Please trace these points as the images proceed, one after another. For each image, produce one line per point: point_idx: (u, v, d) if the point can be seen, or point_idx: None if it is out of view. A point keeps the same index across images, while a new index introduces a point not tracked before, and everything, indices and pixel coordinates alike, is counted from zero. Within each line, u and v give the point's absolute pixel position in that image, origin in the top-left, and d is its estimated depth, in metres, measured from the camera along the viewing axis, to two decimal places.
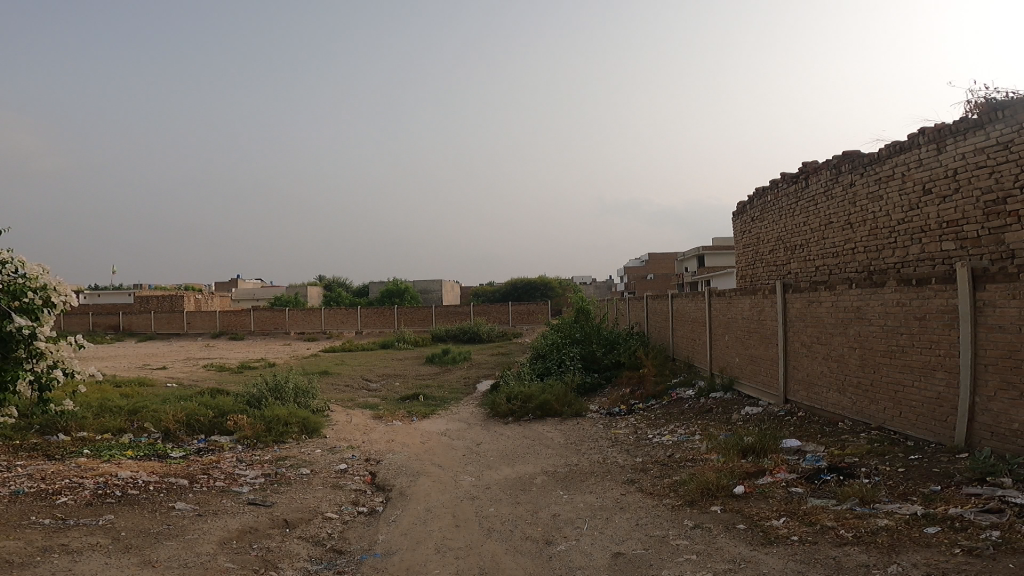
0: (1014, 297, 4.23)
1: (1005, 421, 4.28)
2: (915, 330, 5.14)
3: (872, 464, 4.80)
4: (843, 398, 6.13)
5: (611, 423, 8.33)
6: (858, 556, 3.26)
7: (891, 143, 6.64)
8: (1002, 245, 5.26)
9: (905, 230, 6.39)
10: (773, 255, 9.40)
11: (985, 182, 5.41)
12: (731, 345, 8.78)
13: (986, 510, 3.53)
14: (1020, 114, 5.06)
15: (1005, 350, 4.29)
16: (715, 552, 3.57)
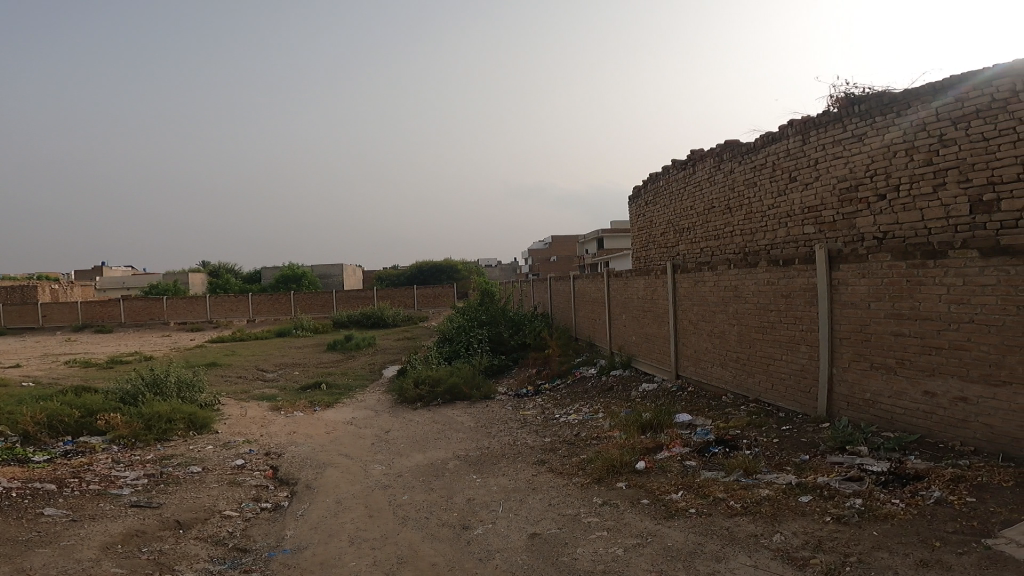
0: (863, 277, 4.75)
1: (859, 392, 4.83)
2: (782, 307, 5.60)
3: (752, 436, 5.19)
4: (725, 372, 6.57)
5: (519, 405, 8.47)
6: (747, 526, 3.53)
7: (766, 134, 7.08)
8: (853, 229, 5.75)
9: (774, 215, 6.89)
10: (664, 237, 9.84)
11: (841, 171, 5.86)
12: (627, 324, 9.18)
13: (848, 478, 3.94)
14: (872, 109, 5.48)
15: (856, 325, 4.83)
16: (624, 528, 3.74)
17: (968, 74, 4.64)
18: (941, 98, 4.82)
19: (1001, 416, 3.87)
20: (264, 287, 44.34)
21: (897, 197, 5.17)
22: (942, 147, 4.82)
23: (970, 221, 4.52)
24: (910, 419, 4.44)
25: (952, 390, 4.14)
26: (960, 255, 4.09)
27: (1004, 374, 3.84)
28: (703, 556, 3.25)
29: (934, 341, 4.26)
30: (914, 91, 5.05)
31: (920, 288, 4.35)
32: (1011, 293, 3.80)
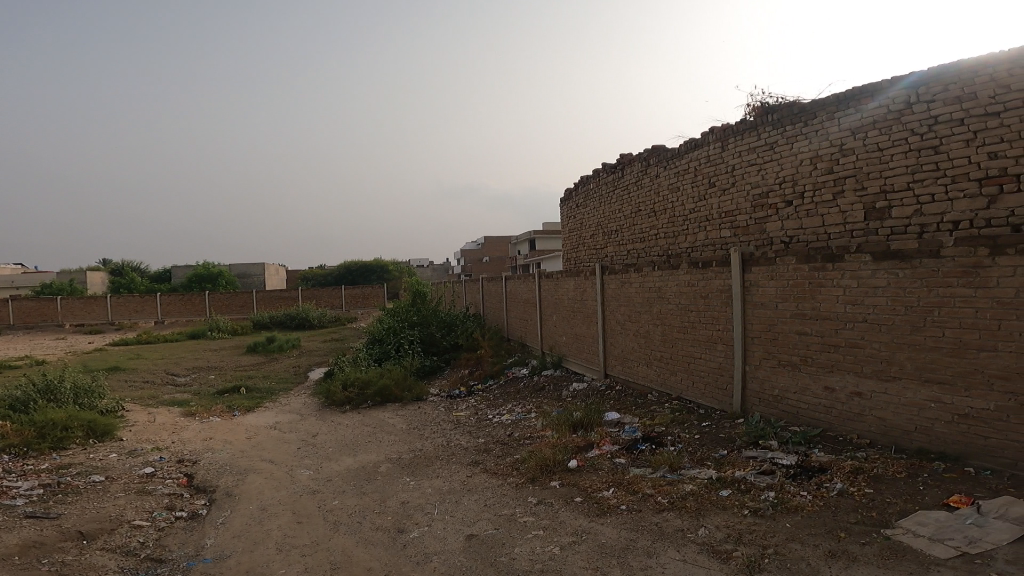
0: (772, 279, 5.06)
1: (769, 388, 5.12)
2: (701, 307, 5.86)
3: (675, 433, 5.36)
4: (650, 371, 6.77)
5: (451, 405, 8.41)
6: (674, 521, 3.64)
7: (689, 140, 7.23)
8: (764, 234, 6.04)
9: (695, 219, 7.10)
10: (592, 239, 9.98)
11: (754, 177, 6.12)
12: (559, 324, 9.36)
13: (762, 472, 4.13)
14: (784, 118, 5.73)
15: (765, 324, 5.13)
16: (559, 527, 3.77)
17: (864, 86, 4.92)
18: (842, 109, 5.10)
19: (892, 410, 4.20)
20: (175, 287, 42.06)
21: (801, 203, 5.47)
22: (841, 157, 5.14)
23: (865, 226, 4.86)
24: (814, 413, 4.75)
25: (849, 385, 4.47)
26: (856, 259, 4.42)
27: (895, 370, 4.18)
28: (635, 551, 3.32)
29: (832, 339, 4.59)
30: (819, 102, 5.31)
31: (820, 289, 4.68)
32: (899, 295, 4.14)
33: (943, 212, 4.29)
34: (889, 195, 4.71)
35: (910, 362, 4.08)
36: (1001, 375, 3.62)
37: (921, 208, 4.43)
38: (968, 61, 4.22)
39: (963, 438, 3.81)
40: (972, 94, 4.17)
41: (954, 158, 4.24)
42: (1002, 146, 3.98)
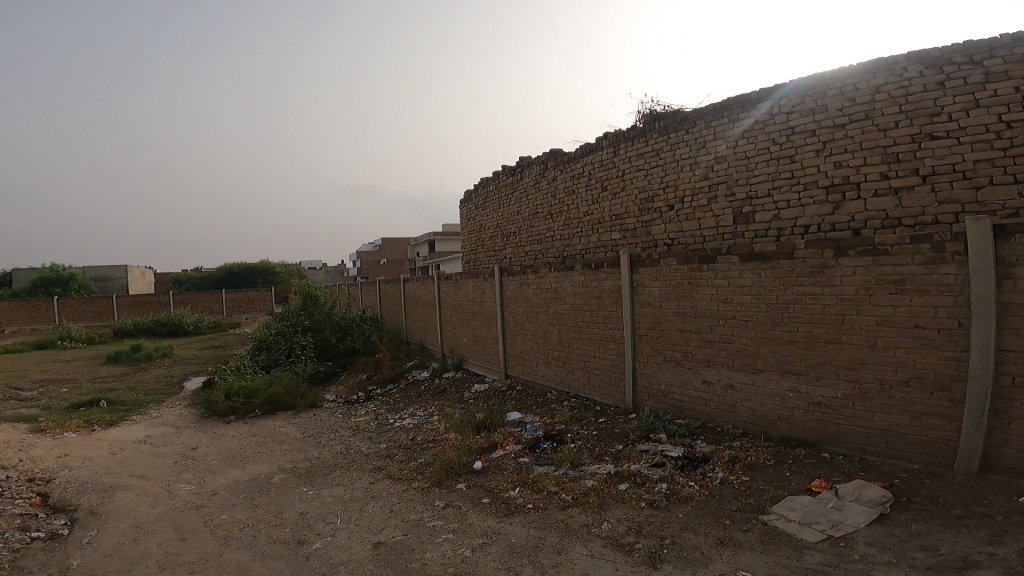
0: (656, 279, 5.33)
1: (656, 384, 5.40)
2: (594, 307, 6.09)
3: (575, 430, 5.48)
4: (550, 370, 6.97)
5: (350, 411, 8.15)
6: (579, 516, 3.70)
7: (584, 144, 7.22)
8: (650, 237, 6.28)
9: (589, 222, 7.19)
10: (489, 240, 9.92)
11: (641, 182, 6.32)
12: (459, 326, 9.43)
13: (654, 465, 4.30)
14: (668, 126, 5.95)
15: (651, 322, 5.41)
16: (469, 529, 3.72)
17: (735, 97, 5.22)
18: (717, 118, 5.38)
19: (758, 401, 4.58)
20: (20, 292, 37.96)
21: (681, 207, 5.77)
22: (716, 165, 5.43)
23: (734, 229, 5.19)
24: (695, 407, 5.06)
25: (723, 378, 4.81)
26: (726, 260, 4.76)
27: (761, 363, 4.56)
28: (546, 549, 3.34)
29: (708, 335, 4.93)
30: (698, 112, 5.57)
31: (697, 289, 5.00)
32: (761, 293, 4.53)
33: (796, 217, 4.69)
34: (753, 201, 5.06)
35: (773, 354, 4.49)
36: (847, 366, 4.07)
37: (778, 212, 4.82)
38: (823, 77, 4.56)
39: (818, 425, 4.24)
40: (824, 107, 4.53)
41: (808, 166, 4.61)
42: (849, 156, 4.36)
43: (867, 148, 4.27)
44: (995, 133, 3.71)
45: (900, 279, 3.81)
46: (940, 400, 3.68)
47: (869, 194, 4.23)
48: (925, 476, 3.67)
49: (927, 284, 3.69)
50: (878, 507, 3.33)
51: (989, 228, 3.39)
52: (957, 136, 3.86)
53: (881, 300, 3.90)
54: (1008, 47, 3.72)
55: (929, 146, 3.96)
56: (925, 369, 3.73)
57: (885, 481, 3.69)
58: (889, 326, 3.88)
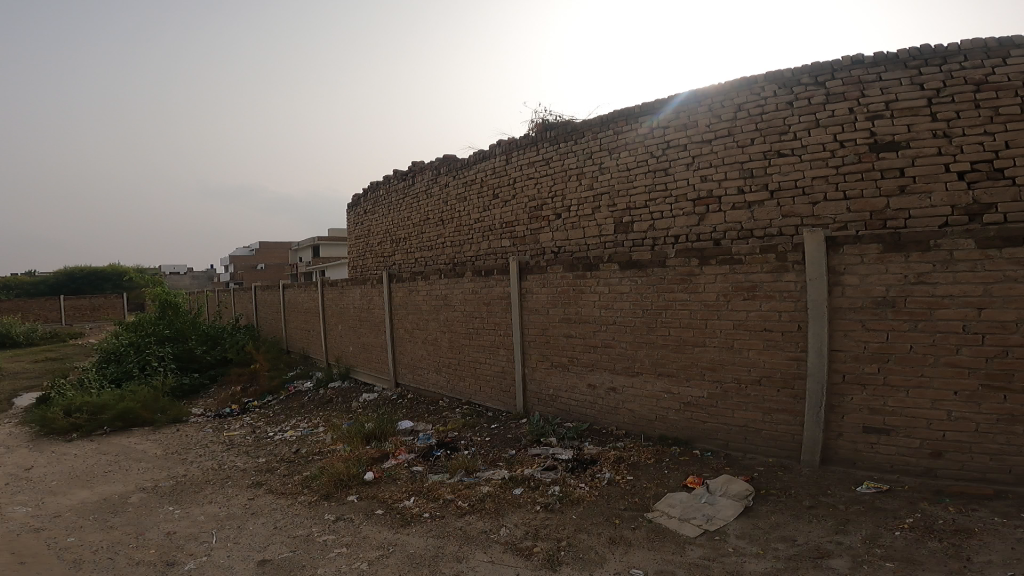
0: (543, 286, 5.47)
1: (545, 388, 5.54)
2: (483, 314, 6.16)
3: (468, 437, 5.47)
4: (440, 378, 6.95)
5: (221, 425, 7.68)
6: (477, 523, 3.68)
7: (477, 152, 7.14)
8: (538, 244, 6.27)
9: (479, 229, 7.13)
10: (379, 247, 9.57)
11: (532, 190, 6.31)
12: (344, 335, 9.19)
13: (547, 468, 4.37)
14: (559, 136, 6.00)
15: (539, 328, 5.54)
16: (363, 542, 3.60)
17: (619, 110, 5.36)
18: (603, 130, 5.49)
19: (637, 402, 4.79)
20: None
21: (568, 216, 5.86)
22: (600, 175, 5.57)
23: (615, 238, 5.39)
24: (582, 409, 5.22)
25: (606, 382, 5.00)
26: (607, 268, 4.95)
27: (639, 366, 4.78)
28: (445, 558, 3.29)
29: (591, 340, 5.11)
30: (586, 123, 5.67)
31: (581, 296, 5.15)
32: (638, 299, 4.75)
33: (668, 228, 4.95)
34: (632, 211, 5.26)
35: (648, 358, 4.72)
36: (710, 366, 4.37)
37: (653, 223, 5.06)
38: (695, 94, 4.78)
39: (689, 424, 4.50)
40: (694, 123, 4.77)
41: (679, 179, 4.86)
42: (713, 171, 4.64)
43: (729, 163, 4.55)
44: (830, 151, 4.07)
45: (751, 286, 4.15)
46: (786, 397, 4.03)
47: (727, 207, 4.55)
48: (778, 469, 4.00)
49: (774, 290, 4.04)
50: (744, 500, 3.57)
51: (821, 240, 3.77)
52: (800, 153, 4.21)
53: (737, 305, 4.23)
54: (846, 69, 4.03)
55: (778, 163, 4.30)
56: (773, 368, 4.08)
57: (747, 475, 3.98)
58: (743, 329, 4.20)
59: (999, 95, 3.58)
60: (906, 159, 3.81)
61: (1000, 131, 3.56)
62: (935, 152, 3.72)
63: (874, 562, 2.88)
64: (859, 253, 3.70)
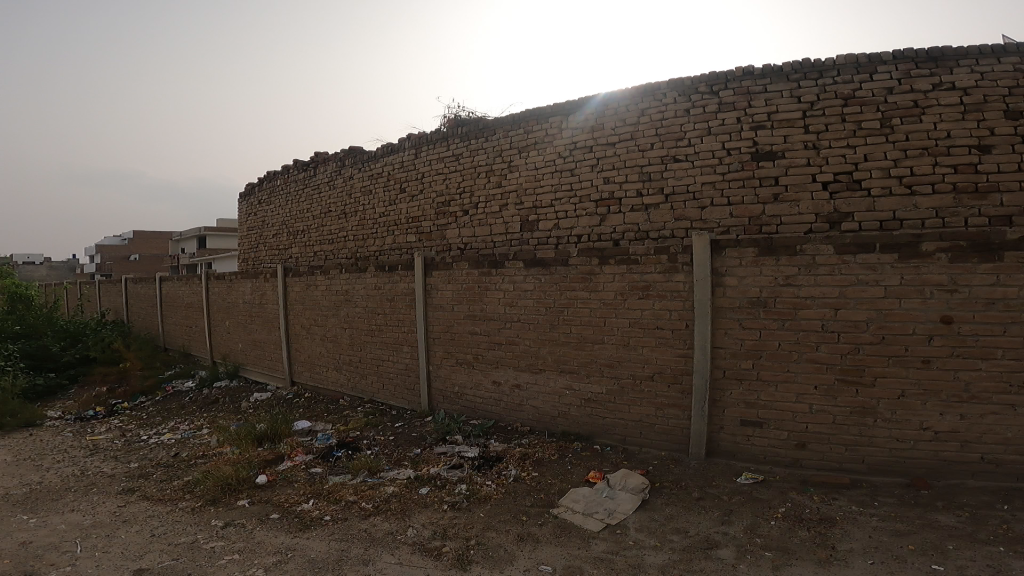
0: (449, 283, 5.50)
1: (450, 386, 5.57)
2: (387, 310, 6.10)
3: (371, 436, 5.35)
4: (341, 376, 6.80)
5: (84, 429, 7.09)
6: (381, 525, 3.60)
7: (385, 145, 6.59)
8: (445, 241, 5.86)
9: (382, 224, 6.55)
10: (276, 238, 8.91)
11: (439, 185, 5.92)
12: (231, 332, 8.78)
13: (454, 466, 4.34)
14: (471, 132, 5.64)
15: (444, 325, 5.57)
16: (258, 547, 3.43)
17: (532, 108, 5.14)
18: (514, 129, 5.25)
19: (541, 399, 4.92)
20: None
21: (474, 212, 5.53)
22: (509, 172, 5.32)
23: (520, 237, 5.21)
24: (487, 406, 5.29)
25: (511, 379, 5.10)
26: (513, 266, 5.03)
27: (543, 363, 4.91)
28: (350, 561, 3.19)
29: (496, 337, 5.18)
30: (496, 120, 5.36)
31: (486, 293, 5.21)
32: (542, 297, 4.87)
33: (572, 227, 4.91)
34: (538, 210, 5.12)
35: (551, 355, 4.86)
36: (609, 363, 4.57)
37: (558, 222, 4.99)
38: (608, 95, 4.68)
39: (590, 419, 4.67)
40: (601, 126, 4.76)
41: (584, 179, 4.84)
42: (615, 172, 4.67)
43: (629, 166, 4.60)
44: (718, 158, 4.25)
45: (646, 285, 4.39)
46: (675, 392, 4.30)
47: (627, 209, 4.61)
48: (670, 461, 4.25)
49: (665, 290, 4.31)
50: (642, 493, 3.70)
51: (707, 243, 4.11)
52: (692, 159, 4.34)
53: (633, 303, 4.45)
54: (738, 79, 4.19)
55: (672, 168, 4.42)
56: (664, 365, 4.34)
57: (643, 468, 4.16)
58: (638, 327, 4.43)
59: (863, 109, 3.88)
60: (781, 168, 4.07)
61: (862, 145, 3.88)
62: (805, 164, 4.01)
63: (755, 551, 3.06)
64: (738, 256, 4.06)
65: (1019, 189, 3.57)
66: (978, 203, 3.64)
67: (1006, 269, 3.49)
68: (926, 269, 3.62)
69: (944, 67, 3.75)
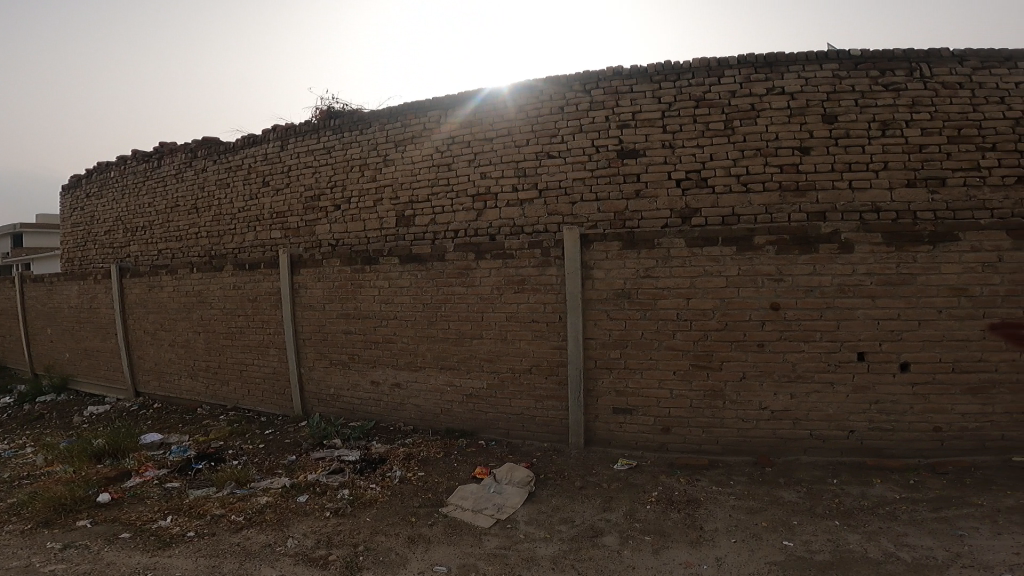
0: (318, 281, 5.28)
1: (326, 388, 5.39)
2: (248, 311, 5.77)
3: (236, 445, 4.99)
4: (197, 383, 6.37)
5: None
6: (257, 537, 3.31)
7: (245, 136, 5.90)
8: (313, 238, 5.43)
9: (243, 219, 5.89)
10: (93, 242, 7.54)
11: (307, 179, 5.42)
12: (57, 339, 7.94)
13: (333, 471, 4.11)
14: (345, 125, 5.25)
15: (315, 326, 5.35)
16: (108, 568, 3.03)
17: (411, 103, 4.94)
18: (392, 122, 5.00)
19: (423, 396, 4.90)
20: None
21: (347, 207, 5.17)
22: (385, 167, 5.02)
23: (396, 232, 4.97)
24: (368, 408, 5.18)
25: (390, 378, 5.02)
26: (387, 262, 4.91)
27: (422, 360, 4.86)
28: None
29: (372, 336, 5.06)
30: (374, 113, 5.07)
31: (360, 290, 5.07)
32: (419, 294, 4.80)
33: (449, 222, 4.78)
34: (415, 205, 4.92)
35: (430, 352, 4.82)
36: (488, 359, 4.62)
37: (434, 217, 4.84)
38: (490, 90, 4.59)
39: (474, 416, 4.72)
40: (480, 122, 4.67)
41: (460, 174, 4.71)
42: (491, 168, 4.61)
43: (507, 162, 4.57)
44: (588, 155, 4.36)
45: (521, 280, 4.45)
46: (552, 383, 4.45)
47: (502, 204, 4.58)
48: (553, 452, 4.39)
49: (539, 284, 4.40)
50: (527, 487, 3.70)
51: (577, 237, 4.23)
52: (564, 156, 4.42)
53: (510, 297, 4.49)
54: (608, 79, 4.31)
55: (547, 164, 4.46)
56: (541, 357, 4.46)
57: (528, 461, 4.20)
58: (515, 321, 4.50)
59: (711, 111, 4.14)
60: (642, 166, 4.24)
61: (709, 144, 4.14)
62: (662, 162, 4.20)
63: (638, 536, 3.15)
64: (604, 250, 4.25)
65: (833, 187, 3.98)
66: (797, 202, 4.02)
67: (820, 259, 3.94)
68: (758, 260, 4.02)
69: (777, 72, 4.09)
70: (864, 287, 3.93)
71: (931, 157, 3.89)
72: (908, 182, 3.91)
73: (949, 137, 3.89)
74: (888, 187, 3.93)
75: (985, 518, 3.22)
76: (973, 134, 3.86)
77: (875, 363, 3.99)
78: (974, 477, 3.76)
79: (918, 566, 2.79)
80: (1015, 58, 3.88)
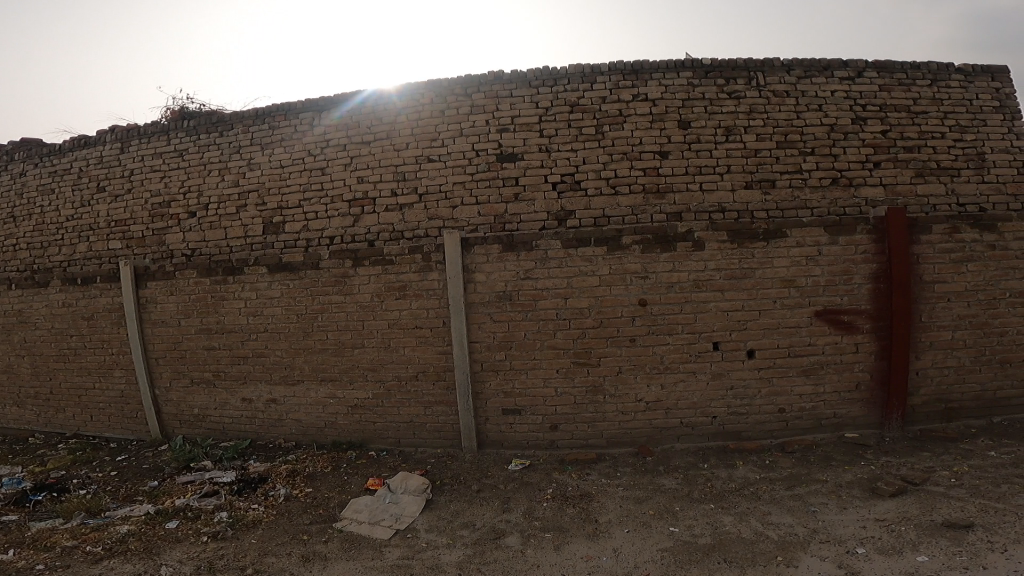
0: (171, 294, 4.86)
1: (187, 408, 4.98)
2: (84, 330, 5.21)
3: (83, 474, 4.45)
4: (26, 412, 5.69)
5: None
6: (122, 568, 2.92)
7: (73, 136, 5.20)
8: (161, 248, 4.88)
9: (71, 228, 5.15)
10: None
11: (156, 184, 4.88)
12: None
13: (206, 494, 3.75)
14: (200, 126, 4.82)
15: (169, 343, 4.92)
16: None
17: (278, 104, 4.64)
18: (257, 124, 4.67)
19: (303, 411, 4.65)
20: None
21: (204, 214, 4.74)
22: (249, 171, 4.68)
23: (263, 240, 4.61)
24: (239, 426, 4.85)
25: (264, 394, 4.72)
26: (253, 271, 4.63)
27: (299, 373, 4.62)
28: None
29: (239, 351, 4.74)
30: (236, 113, 4.71)
31: (222, 303, 4.73)
32: (292, 304, 4.56)
33: (322, 229, 4.50)
34: (285, 210, 4.59)
35: (308, 365, 4.58)
36: (371, 367, 4.46)
37: (306, 223, 4.53)
38: (368, 89, 4.44)
39: (359, 427, 4.55)
40: (356, 125, 4.47)
41: (336, 179, 4.47)
42: (369, 171, 4.42)
43: (383, 165, 4.40)
44: (468, 159, 4.29)
45: (402, 286, 4.37)
46: (440, 389, 4.38)
47: (381, 209, 4.39)
48: (447, 457, 4.32)
49: (422, 289, 4.34)
50: (424, 494, 3.57)
51: (458, 241, 4.22)
52: (445, 159, 4.32)
53: (391, 304, 4.39)
54: (489, 83, 4.29)
55: (427, 168, 4.34)
56: (427, 363, 4.38)
57: (421, 468, 4.07)
58: (398, 328, 4.40)
59: (585, 116, 4.24)
60: (520, 169, 4.25)
61: (582, 148, 4.23)
62: (539, 165, 4.24)
63: (539, 534, 3.12)
64: (485, 252, 4.25)
65: (687, 188, 4.19)
66: (658, 203, 4.19)
67: (678, 257, 4.19)
68: (626, 259, 4.19)
69: (642, 79, 4.25)
70: (713, 281, 4.21)
71: (764, 161, 4.20)
72: (746, 184, 4.20)
73: (777, 142, 4.22)
74: (730, 189, 4.20)
75: (831, 493, 3.49)
76: (797, 139, 4.21)
77: (727, 352, 4.27)
78: (816, 454, 4.08)
79: (785, 543, 2.95)
80: (831, 67, 4.29)
